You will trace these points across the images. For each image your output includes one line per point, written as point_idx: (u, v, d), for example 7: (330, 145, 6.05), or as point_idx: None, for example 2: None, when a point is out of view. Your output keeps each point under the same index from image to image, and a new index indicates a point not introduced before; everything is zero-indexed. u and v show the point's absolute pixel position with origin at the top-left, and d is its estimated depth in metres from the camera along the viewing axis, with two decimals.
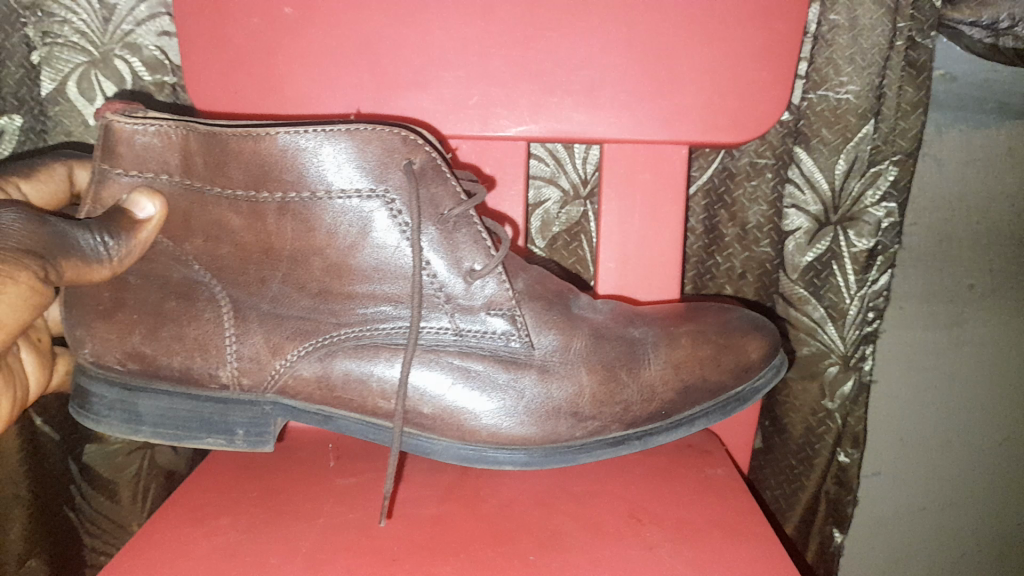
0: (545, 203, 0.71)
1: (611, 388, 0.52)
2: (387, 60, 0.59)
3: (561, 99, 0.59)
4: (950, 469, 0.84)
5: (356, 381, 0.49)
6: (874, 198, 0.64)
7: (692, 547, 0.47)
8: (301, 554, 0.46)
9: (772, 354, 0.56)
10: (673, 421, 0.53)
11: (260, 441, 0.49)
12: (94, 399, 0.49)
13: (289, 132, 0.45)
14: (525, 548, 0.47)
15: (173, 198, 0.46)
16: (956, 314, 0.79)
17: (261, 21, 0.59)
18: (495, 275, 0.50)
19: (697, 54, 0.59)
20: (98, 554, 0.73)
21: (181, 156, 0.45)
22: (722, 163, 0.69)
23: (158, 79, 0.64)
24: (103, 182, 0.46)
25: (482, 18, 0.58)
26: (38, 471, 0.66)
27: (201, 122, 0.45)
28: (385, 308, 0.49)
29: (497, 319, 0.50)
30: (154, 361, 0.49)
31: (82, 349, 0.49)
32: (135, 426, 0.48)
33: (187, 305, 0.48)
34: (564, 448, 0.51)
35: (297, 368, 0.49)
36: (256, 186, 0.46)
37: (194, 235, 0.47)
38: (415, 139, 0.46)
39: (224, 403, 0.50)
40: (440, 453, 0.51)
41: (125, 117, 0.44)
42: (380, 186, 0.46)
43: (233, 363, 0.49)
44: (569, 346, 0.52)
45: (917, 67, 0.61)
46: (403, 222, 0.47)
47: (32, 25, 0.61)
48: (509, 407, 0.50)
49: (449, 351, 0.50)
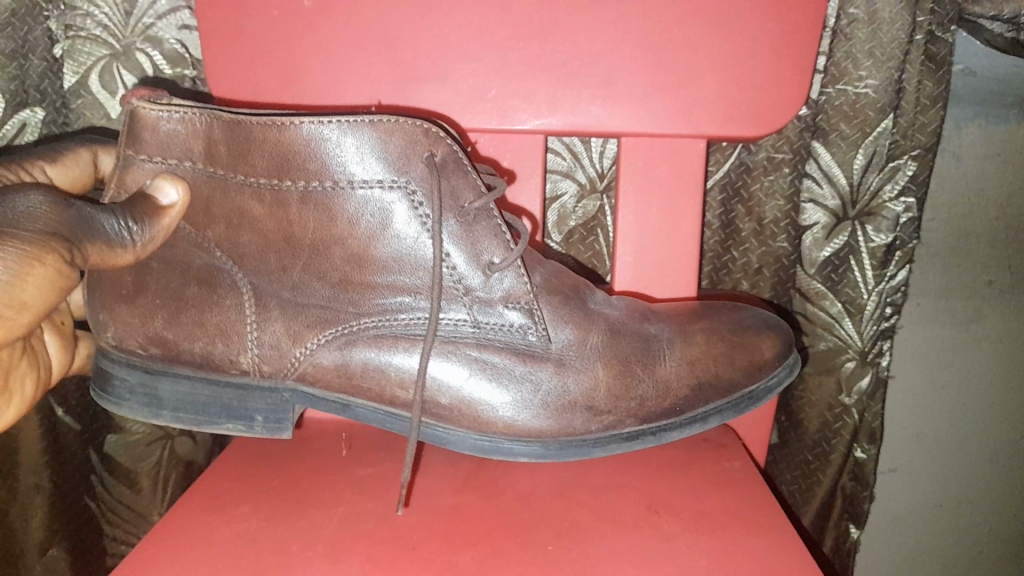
0: (561, 197, 0.71)
1: (626, 382, 0.52)
2: (405, 53, 0.59)
3: (577, 92, 0.59)
4: (968, 467, 0.84)
5: (374, 371, 0.50)
6: (892, 193, 0.64)
7: (709, 538, 0.48)
8: (322, 541, 0.47)
9: (785, 354, 0.56)
10: (688, 416, 0.53)
11: (278, 428, 0.50)
12: (116, 381, 0.49)
13: (313, 121, 0.45)
14: (543, 538, 0.48)
15: (195, 184, 0.47)
16: (973, 310, 0.79)
17: (279, 13, 0.59)
18: (514, 269, 0.50)
19: (715, 47, 0.59)
20: (118, 543, 0.74)
21: (205, 143, 0.46)
22: (738, 158, 0.69)
23: (178, 73, 0.64)
24: (128, 167, 0.47)
25: (500, 11, 0.58)
26: (58, 461, 0.67)
27: (225, 110, 0.46)
28: (404, 299, 0.49)
29: (514, 313, 0.51)
30: (175, 346, 0.49)
31: (105, 332, 0.50)
32: (156, 411, 0.49)
33: (208, 292, 0.49)
34: (580, 440, 0.51)
35: (317, 356, 0.50)
36: (278, 174, 0.46)
37: (216, 222, 0.47)
38: (437, 131, 0.47)
39: (245, 390, 0.50)
40: (456, 443, 0.51)
41: (151, 103, 0.45)
42: (401, 178, 0.47)
43: (254, 350, 0.49)
44: (585, 340, 0.52)
45: (937, 61, 0.60)
46: (423, 214, 0.48)
47: (54, 18, 0.61)
48: (525, 400, 0.50)
49: (468, 343, 0.50)
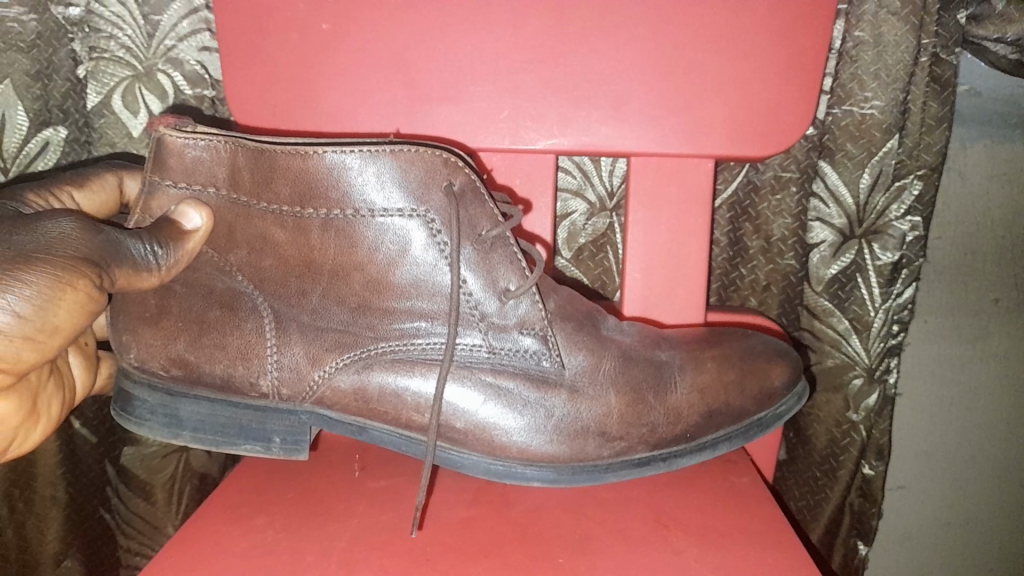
0: (571, 215, 0.72)
1: (638, 409, 0.53)
2: (419, 75, 0.60)
3: (588, 113, 0.61)
4: (976, 485, 0.84)
5: (391, 396, 0.51)
6: (898, 212, 0.65)
7: (717, 552, 0.48)
8: (337, 553, 0.48)
9: (795, 382, 0.57)
10: (696, 443, 0.54)
11: (295, 450, 0.52)
12: (136, 403, 0.50)
13: (335, 151, 0.46)
14: (554, 551, 0.48)
15: (218, 211, 0.48)
16: (981, 328, 0.79)
17: (298, 36, 0.60)
18: (529, 296, 0.52)
19: (722, 70, 0.60)
20: (134, 554, 0.74)
21: (229, 171, 0.47)
22: (746, 177, 0.69)
23: (198, 93, 0.66)
24: (153, 193, 0.48)
25: (512, 34, 0.59)
26: (74, 473, 0.68)
27: (249, 138, 0.47)
28: (421, 324, 0.50)
29: (528, 338, 0.52)
30: (197, 367, 0.50)
31: (127, 353, 0.51)
32: (176, 430, 0.49)
33: (230, 315, 0.50)
34: (591, 466, 0.52)
35: (335, 379, 0.51)
36: (301, 203, 0.47)
37: (239, 247, 0.49)
38: (456, 161, 0.48)
39: (264, 412, 0.51)
40: (470, 468, 0.52)
41: (177, 130, 0.46)
42: (421, 207, 0.48)
43: (274, 372, 0.50)
44: (598, 367, 0.53)
45: (941, 82, 0.62)
46: (441, 242, 0.49)
47: (78, 40, 0.63)
48: (539, 425, 0.51)
49: (483, 368, 0.51)
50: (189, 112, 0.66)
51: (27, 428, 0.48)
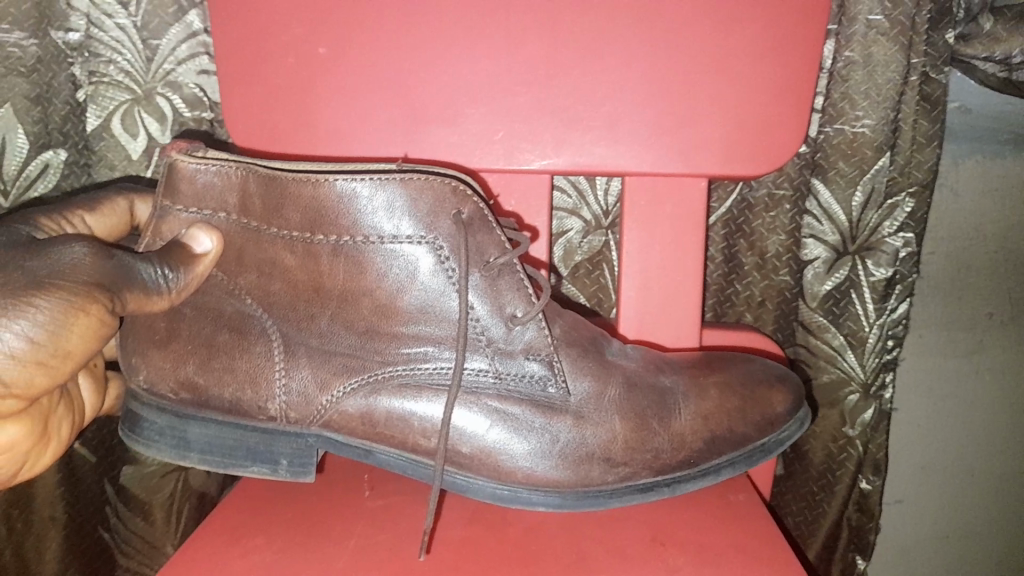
0: (568, 233, 0.72)
1: (643, 435, 0.53)
2: (416, 98, 0.61)
3: (583, 134, 0.61)
4: (975, 498, 0.84)
5: (398, 420, 0.51)
6: (891, 229, 0.66)
7: (714, 569, 0.48)
8: (336, 574, 0.48)
9: (796, 408, 0.57)
10: (700, 469, 0.54)
11: (302, 471, 0.52)
12: (145, 424, 0.50)
13: (345, 178, 0.47)
14: (551, 570, 0.49)
15: (229, 234, 0.49)
16: (975, 342, 0.80)
17: (296, 60, 0.61)
18: (536, 322, 0.52)
19: (715, 90, 0.61)
20: (132, 574, 0.74)
21: (239, 196, 0.48)
22: (740, 194, 0.70)
23: (197, 115, 0.67)
24: (163, 217, 0.49)
25: (507, 57, 0.60)
26: (73, 493, 0.68)
27: (261, 164, 0.48)
28: (428, 349, 0.51)
29: (534, 364, 0.52)
30: (205, 391, 0.50)
31: (136, 375, 0.52)
32: (184, 453, 0.50)
33: (239, 339, 0.50)
34: (595, 492, 0.52)
35: (343, 404, 0.51)
36: (311, 229, 0.48)
37: (248, 271, 0.49)
38: (464, 188, 0.49)
39: (270, 434, 0.51)
40: (475, 491, 0.52)
41: (189, 157, 0.47)
42: (430, 234, 0.48)
43: (282, 397, 0.50)
44: (603, 394, 0.53)
45: (932, 100, 0.63)
46: (449, 268, 0.49)
47: (78, 65, 0.63)
48: (544, 450, 0.51)
49: (489, 394, 0.51)
50: (201, 134, 0.67)
51: (38, 451, 0.49)
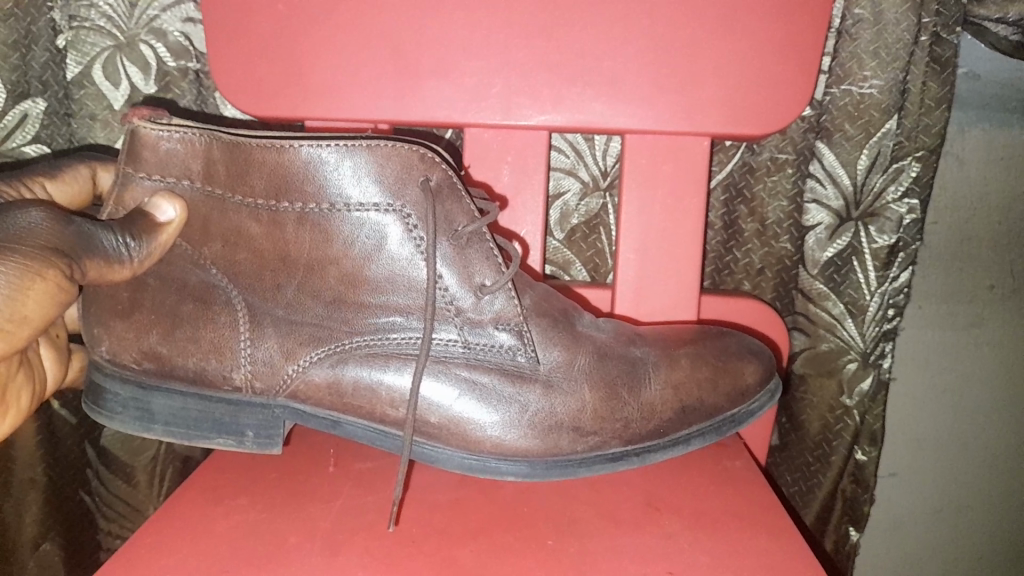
0: (564, 195, 0.70)
1: (613, 405, 0.51)
2: (410, 48, 0.59)
3: (583, 89, 0.59)
4: (968, 471, 0.83)
5: (365, 389, 0.49)
6: (896, 194, 0.64)
7: (708, 534, 0.47)
8: (320, 534, 0.47)
9: (766, 380, 0.56)
10: (671, 438, 0.53)
11: (269, 443, 0.50)
12: (108, 395, 0.48)
13: (312, 145, 0.45)
14: (543, 533, 0.47)
15: (193, 203, 0.46)
16: (975, 314, 0.78)
17: (285, 7, 0.59)
18: (505, 291, 0.50)
19: (719, 47, 0.59)
20: (113, 538, 0.72)
21: (203, 163, 0.46)
22: (742, 158, 0.68)
23: (182, 65, 0.64)
24: (126, 185, 0.46)
25: (505, 6, 0.58)
26: (55, 454, 0.67)
27: (225, 130, 0.46)
28: (396, 319, 0.49)
29: (503, 334, 0.50)
30: (169, 361, 0.48)
31: (99, 345, 0.49)
32: (148, 424, 0.48)
33: (203, 309, 0.48)
34: (566, 460, 0.51)
35: (309, 373, 0.49)
36: (275, 195, 0.46)
37: (213, 240, 0.47)
38: (432, 156, 0.47)
39: (237, 405, 0.49)
40: (444, 461, 0.51)
41: (150, 122, 0.45)
42: (398, 202, 0.47)
43: (247, 365, 0.49)
44: (573, 363, 0.52)
45: (941, 62, 0.61)
46: (417, 237, 0.48)
47: (58, 9, 0.61)
48: (513, 420, 0.50)
49: (457, 363, 0.50)
50: (168, 104, 0.64)
51: None
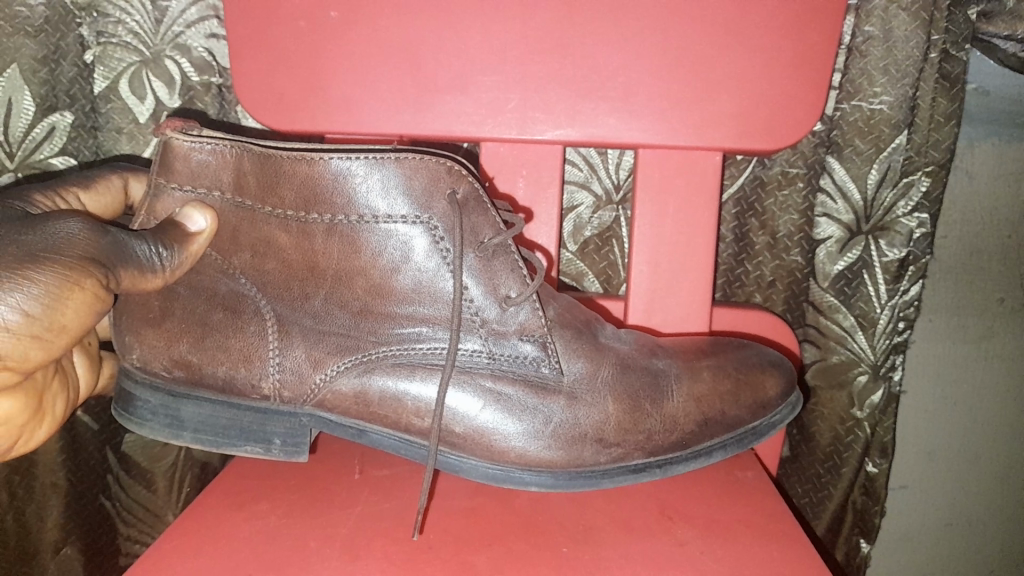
0: (578, 208, 0.72)
1: (636, 417, 0.52)
2: (428, 64, 0.60)
3: (597, 104, 0.60)
4: (978, 484, 0.84)
5: (392, 399, 0.50)
6: (905, 209, 0.65)
7: (722, 543, 0.48)
8: (341, 540, 0.48)
9: (788, 393, 0.57)
10: (693, 450, 0.53)
11: (296, 451, 0.51)
12: (138, 403, 0.49)
13: (341, 158, 0.46)
14: (558, 541, 0.48)
15: (224, 214, 0.48)
16: (985, 328, 0.79)
17: (306, 24, 0.60)
18: (530, 303, 0.51)
19: (731, 64, 0.60)
20: (133, 542, 0.74)
21: (234, 175, 0.47)
22: (753, 172, 0.69)
23: (205, 80, 0.65)
24: (158, 196, 0.47)
25: (521, 23, 0.59)
26: (75, 460, 0.68)
27: (255, 143, 0.47)
28: (422, 329, 0.50)
29: (528, 345, 0.51)
30: (200, 369, 0.49)
31: (130, 353, 0.50)
32: (177, 432, 0.49)
33: (233, 318, 0.49)
34: (588, 472, 0.52)
35: (336, 383, 0.50)
36: (306, 207, 0.47)
37: (242, 250, 0.49)
38: (459, 169, 0.48)
39: (264, 414, 0.51)
40: (469, 471, 0.52)
41: (183, 135, 0.46)
42: (424, 214, 0.48)
43: (276, 374, 0.50)
44: (596, 375, 0.53)
45: (951, 78, 0.61)
46: (444, 249, 0.49)
47: (87, 25, 0.63)
48: (536, 431, 0.51)
49: (483, 374, 0.51)
50: (194, 113, 0.66)
51: (32, 427, 0.48)
